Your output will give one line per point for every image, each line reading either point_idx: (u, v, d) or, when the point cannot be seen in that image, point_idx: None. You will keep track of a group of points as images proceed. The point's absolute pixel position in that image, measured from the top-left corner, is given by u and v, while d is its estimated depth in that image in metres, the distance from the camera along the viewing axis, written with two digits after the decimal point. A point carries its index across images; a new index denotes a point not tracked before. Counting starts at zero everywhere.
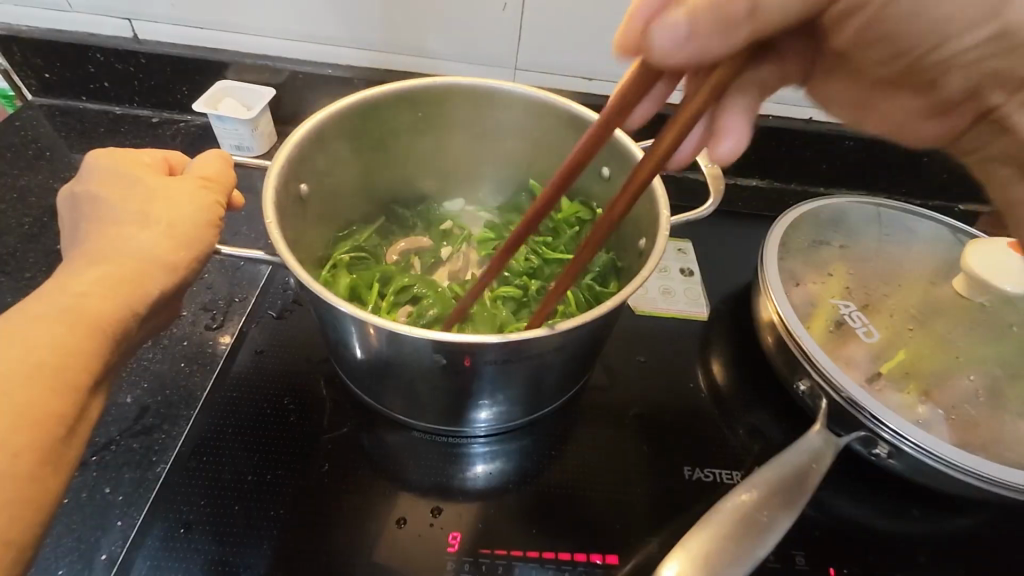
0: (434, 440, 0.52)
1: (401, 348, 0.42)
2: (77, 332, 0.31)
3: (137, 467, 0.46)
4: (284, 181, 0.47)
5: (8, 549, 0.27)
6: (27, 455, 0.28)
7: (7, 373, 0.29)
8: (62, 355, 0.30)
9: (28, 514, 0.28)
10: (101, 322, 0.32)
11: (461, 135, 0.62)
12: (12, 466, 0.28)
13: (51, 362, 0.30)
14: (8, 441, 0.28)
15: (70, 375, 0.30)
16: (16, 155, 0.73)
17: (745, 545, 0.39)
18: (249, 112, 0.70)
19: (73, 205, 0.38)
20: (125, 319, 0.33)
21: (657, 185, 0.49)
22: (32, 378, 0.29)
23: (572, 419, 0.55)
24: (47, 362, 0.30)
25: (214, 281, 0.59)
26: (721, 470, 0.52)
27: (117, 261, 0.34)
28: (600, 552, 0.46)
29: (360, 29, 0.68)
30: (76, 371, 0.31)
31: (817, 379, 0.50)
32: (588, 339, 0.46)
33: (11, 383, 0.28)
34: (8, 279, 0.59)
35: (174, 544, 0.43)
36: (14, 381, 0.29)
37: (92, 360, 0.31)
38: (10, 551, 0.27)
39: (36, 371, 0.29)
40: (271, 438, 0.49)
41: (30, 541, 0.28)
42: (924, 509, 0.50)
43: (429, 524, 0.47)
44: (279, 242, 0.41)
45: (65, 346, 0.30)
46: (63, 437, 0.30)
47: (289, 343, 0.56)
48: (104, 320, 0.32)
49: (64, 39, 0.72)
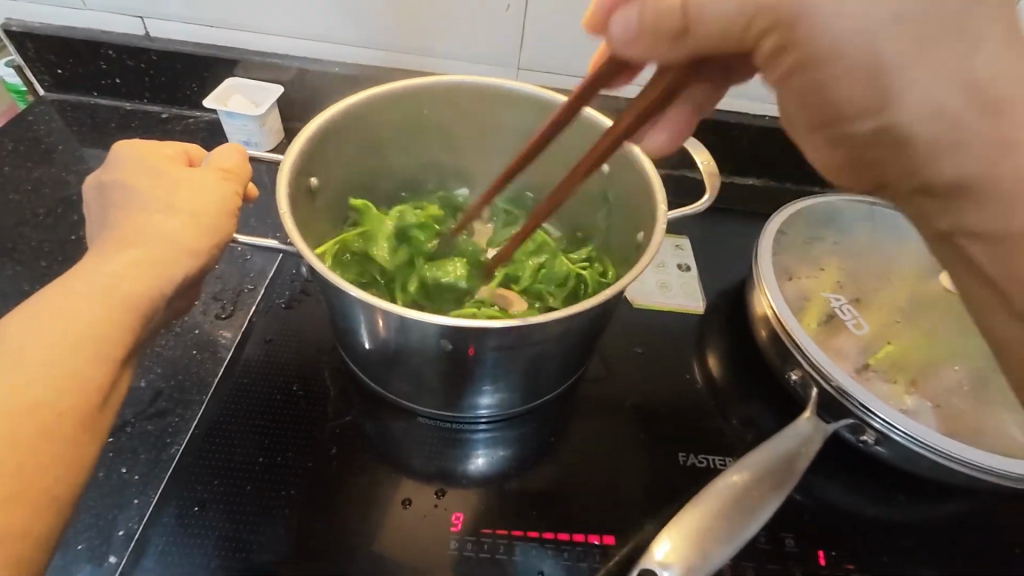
0: (439, 425, 0.54)
1: (409, 334, 0.44)
2: (115, 309, 0.33)
3: (152, 448, 0.48)
4: (296, 175, 0.49)
5: (58, 502, 0.29)
6: (70, 420, 0.30)
7: (51, 345, 0.30)
8: (101, 330, 0.32)
9: (74, 471, 0.30)
10: (136, 300, 0.34)
11: (464, 132, 0.63)
12: (58, 431, 0.29)
13: (93, 334, 0.32)
14: (53, 407, 0.29)
15: (110, 346, 0.32)
16: (29, 150, 0.75)
17: (736, 524, 0.41)
18: (258, 109, 0.72)
19: (101, 193, 0.40)
20: (158, 296, 0.35)
21: (656, 179, 0.50)
22: (77, 349, 0.31)
23: (573, 409, 0.57)
24: (89, 334, 0.32)
25: (224, 272, 0.61)
26: (715, 457, 0.54)
27: (143, 244, 0.36)
28: (598, 533, 0.48)
29: (368, 28, 0.70)
30: (115, 344, 0.32)
31: (808, 369, 0.52)
32: (588, 327, 0.47)
33: (54, 354, 0.30)
34: (24, 269, 0.61)
35: (188, 521, 0.45)
36: (58, 352, 0.30)
37: (128, 334, 0.33)
38: (59, 504, 0.29)
39: (77, 344, 0.31)
40: (280, 422, 0.51)
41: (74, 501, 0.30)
42: (911, 495, 0.52)
43: (433, 505, 0.48)
44: (293, 232, 0.43)
45: (101, 322, 0.32)
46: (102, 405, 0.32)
47: (297, 332, 0.58)
48: (138, 299, 0.34)
49: (77, 35, 0.74)
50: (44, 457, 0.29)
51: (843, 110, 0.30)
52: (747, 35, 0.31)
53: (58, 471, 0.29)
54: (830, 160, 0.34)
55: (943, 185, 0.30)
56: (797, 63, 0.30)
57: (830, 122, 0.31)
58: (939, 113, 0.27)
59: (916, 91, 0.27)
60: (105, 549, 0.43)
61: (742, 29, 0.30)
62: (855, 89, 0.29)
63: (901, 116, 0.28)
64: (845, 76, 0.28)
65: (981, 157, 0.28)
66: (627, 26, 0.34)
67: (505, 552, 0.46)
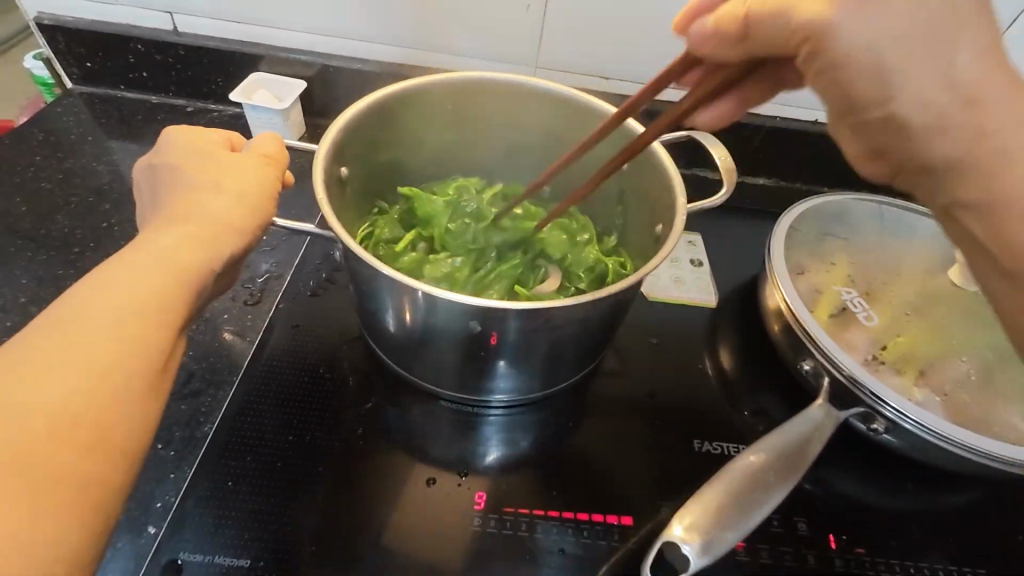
0: (460, 409, 0.56)
1: (437, 317, 0.46)
2: (172, 280, 0.34)
3: (186, 426, 0.50)
4: (329, 165, 0.51)
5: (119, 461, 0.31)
6: (133, 381, 0.31)
7: (115, 312, 0.32)
8: (159, 299, 0.33)
9: (137, 431, 0.32)
10: (191, 274, 0.35)
11: (485, 127, 0.65)
12: (121, 391, 0.31)
13: (153, 303, 0.33)
14: (119, 368, 0.31)
15: (169, 315, 0.34)
16: (59, 140, 0.77)
17: (753, 503, 0.42)
18: (282, 103, 0.74)
19: (151, 175, 0.42)
20: (210, 272, 0.37)
21: (676, 173, 0.52)
22: (139, 316, 0.32)
23: (590, 397, 0.58)
24: (149, 302, 0.33)
25: (252, 260, 0.63)
26: (728, 444, 0.55)
27: (194, 223, 0.38)
28: (616, 514, 0.50)
29: (391, 26, 0.72)
30: (171, 313, 0.34)
31: (820, 359, 0.53)
32: (609, 314, 0.49)
33: (118, 321, 0.32)
34: (58, 254, 0.63)
35: (222, 495, 0.46)
36: (122, 317, 0.32)
37: (183, 305, 0.35)
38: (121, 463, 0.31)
39: (139, 312, 0.33)
40: (308, 403, 0.53)
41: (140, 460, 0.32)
42: (919, 484, 0.54)
43: (457, 484, 0.50)
44: (330, 217, 0.44)
45: (160, 292, 0.34)
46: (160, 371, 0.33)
47: (323, 318, 0.60)
48: (192, 273, 0.36)
49: (108, 29, 0.76)
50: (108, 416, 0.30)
51: (858, 98, 0.33)
52: (791, 43, 0.34)
53: (121, 431, 0.31)
54: (858, 150, 0.37)
55: (941, 166, 0.34)
56: (827, 63, 0.33)
57: (852, 112, 0.35)
58: (929, 105, 0.32)
59: (919, 83, 0.31)
60: (144, 520, 0.45)
61: (788, 36, 0.33)
62: (867, 82, 0.32)
63: (903, 109, 0.32)
64: (855, 75, 0.32)
65: (962, 141, 0.33)
66: (704, 29, 0.37)
67: (527, 530, 0.48)
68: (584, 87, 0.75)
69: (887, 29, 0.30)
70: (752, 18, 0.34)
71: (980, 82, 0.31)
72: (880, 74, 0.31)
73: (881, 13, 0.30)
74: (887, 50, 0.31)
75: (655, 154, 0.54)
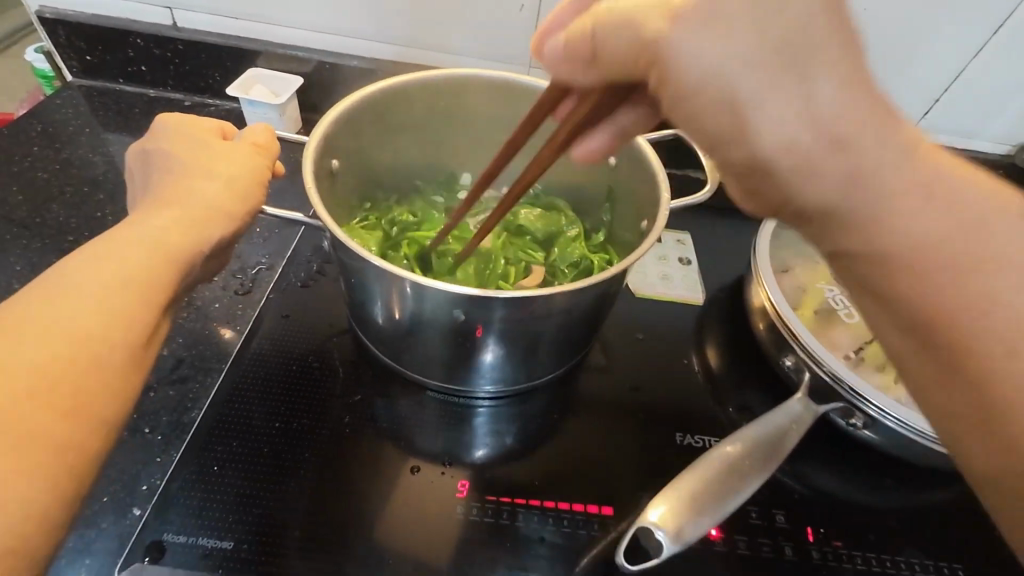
0: (446, 400, 0.56)
1: (423, 306, 0.47)
2: (157, 261, 0.35)
3: (174, 411, 0.50)
4: (319, 156, 0.52)
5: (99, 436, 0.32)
6: (116, 358, 0.32)
7: (101, 287, 0.33)
8: (144, 278, 0.34)
9: (117, 403, 0.32)
10: (176, 256, 0.36)
11: (477, 123, 0.66)
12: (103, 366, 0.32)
13: (138, 282, 0.34)
14: (102, 344, 0.32)
15: (153, 295, 0.34)
16: (56, 132, 0.77)
17: (730, 493, 0.43)
18: (278, 98, 0.75)
19: (144, 160, 0.43)
20: (196, 253, 0.37)
21: (661, 170, 0.53)
22: (123, 294, 0.33)
23: (575, 391, 0.59)
24: (135, 281, 0.34)
25: (243, 251, 0.64)
26: (711, 438, 0.56)
27: (184, 206, 0.38)
28: (597, 504, 0.50)
29: (387, 23, 0.73)
30: (156, 292, 0.35)
31: (802, 355, 0.54)
32: (592, 306, 0.50)
33: (103, 296, 0.33)
34: (52, 243, 0.63)
35: (207, 479, 0.47)
36: (106, 295, 0.33)
37: (168, 285, 0.36)
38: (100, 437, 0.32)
39: (124, 291, 0.33)
40: (295, 391, 0.54)
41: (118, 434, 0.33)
42: (898, 480, 0.54)
43: (441, 473, 0.51)
44: (317, 205, 0.45)
45: (146, 271, 0.35)
46: (143, 349, 0.34)
47: (312, 309, 0.60)
48: (178, 255, 0.36)
49: (108, 23, 0.77)
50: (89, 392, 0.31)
51: (713, 138, 0.30)
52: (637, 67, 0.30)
53: (101, 406, 0.31)
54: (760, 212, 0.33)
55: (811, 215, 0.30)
56: (674, 96, 0.29)
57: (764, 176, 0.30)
58: (793, 146, 0.27)
59: (767, 123, 0.27)
60: (129, 502, 0.45)
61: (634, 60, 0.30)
62: (714, 120, 0.29)
63: (762, 142, 0.28)
64: (704, 109, 0.29)
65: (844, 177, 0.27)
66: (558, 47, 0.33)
67: (508, 518, 0.48)
68: None
69: (743, 55, 0.26)
70: (608, 31, 0.30)
71: (852, 125, 0.26)
72: (738, 102, 0.27)
73: (728, 40, 0.26)
74: (721, 83, 0.27)
75: (641, 151, 0.55)
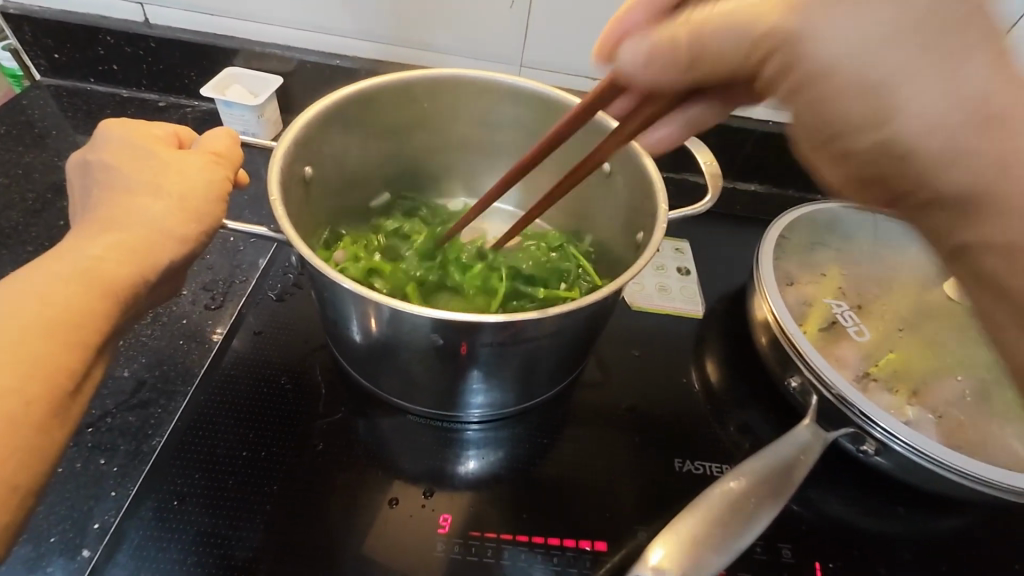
0: (430, 424, 0.53)
1: (400, 328, 0.43)
2: (90, 293, 0.33)
3: (132, 440, 0.47)
4: (289, 162, 0.48)
5: (15, 493, 0.29)
6: (38, 405, 0.30)
7: (21, 326, 0.30)
8: (75, 314, 0.32)
9: (35, 459, 0.30)
10: (113, 287, 0.34)
11: (464, 129, 0.62)
12: (24, 414, 0.29)
13: (65, 319, 0.31)
14: (21, 391, 0.29)
15: (83, 333, 0.32)
16: (21, 134, 0.73)
17: (729, 534, 0.39)
18: (256, 98, 0.71)
19: (86, 170, 0.40)
20: (141, 283, 0.35)
21: (656, 177, 0.50)
22: (48, 335, 0.31)
23: (566, 415, 0.55)
24: (62, 319, 0.31)
25: (215, 262, 0.60)
26: (711, 463, 0.52)
27: (128, 229, 0.36)
28: (589, 539, 0.47)
29: (370, 21, 0.69)
30: (87, 329, 0.32)
31: (808, 375, 0.50)
32: (584, 326, 0.46)
33: (23, 342, 0.30)
34: (8, 253, 0.59)
35: (166, 515, 0.43)
36: (32, 335, 0.30)
37: (102, 320, 0.33)
38: (17, 494, 0.29)
39: (48, 331, 0.31)
40: (263, 416, 0.50)
41: (36, 487, 0.30)
42: (910, 507, 0.51)
43: (421, 505, 0.47)
44: (283, 219, 0.42)
45: (76, 305, 0.32)
46: (69, 393, 0.31)
47: (289, 325, 0.57)
48: (115, 286, 0.34)
49: (76, 20, 0.73)
50: (6, 442, 0.29)
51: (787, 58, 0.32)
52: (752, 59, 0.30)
53: (13, 458, 0.29)
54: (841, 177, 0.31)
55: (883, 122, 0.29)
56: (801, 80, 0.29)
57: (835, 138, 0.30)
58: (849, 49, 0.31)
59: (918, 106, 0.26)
60: (78, 542, 0.42)
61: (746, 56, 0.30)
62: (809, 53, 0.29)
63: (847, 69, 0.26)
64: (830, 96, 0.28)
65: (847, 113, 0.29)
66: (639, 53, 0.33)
67: (493, 557, 0.45)
68: (569, 88, 0.72)
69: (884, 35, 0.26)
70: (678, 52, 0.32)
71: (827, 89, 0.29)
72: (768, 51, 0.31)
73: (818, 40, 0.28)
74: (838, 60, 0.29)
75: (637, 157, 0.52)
